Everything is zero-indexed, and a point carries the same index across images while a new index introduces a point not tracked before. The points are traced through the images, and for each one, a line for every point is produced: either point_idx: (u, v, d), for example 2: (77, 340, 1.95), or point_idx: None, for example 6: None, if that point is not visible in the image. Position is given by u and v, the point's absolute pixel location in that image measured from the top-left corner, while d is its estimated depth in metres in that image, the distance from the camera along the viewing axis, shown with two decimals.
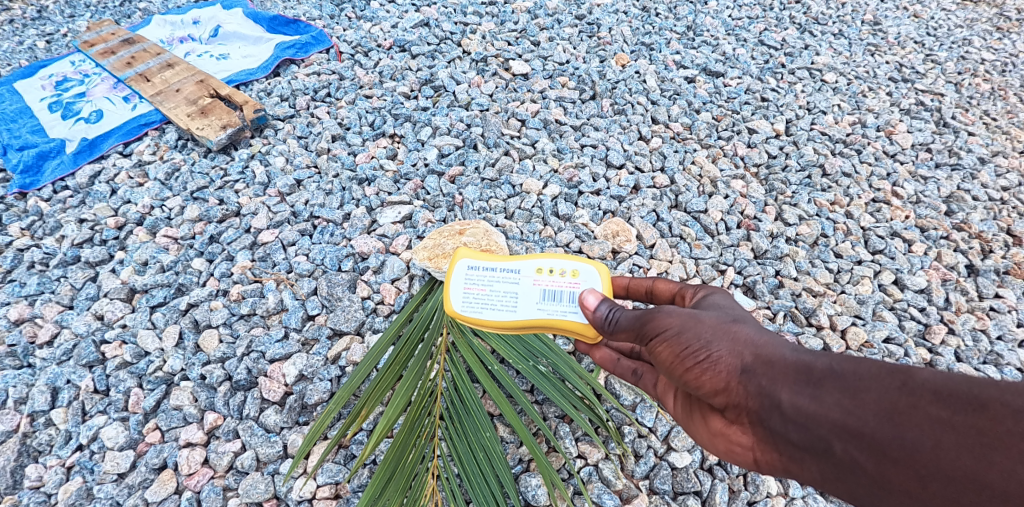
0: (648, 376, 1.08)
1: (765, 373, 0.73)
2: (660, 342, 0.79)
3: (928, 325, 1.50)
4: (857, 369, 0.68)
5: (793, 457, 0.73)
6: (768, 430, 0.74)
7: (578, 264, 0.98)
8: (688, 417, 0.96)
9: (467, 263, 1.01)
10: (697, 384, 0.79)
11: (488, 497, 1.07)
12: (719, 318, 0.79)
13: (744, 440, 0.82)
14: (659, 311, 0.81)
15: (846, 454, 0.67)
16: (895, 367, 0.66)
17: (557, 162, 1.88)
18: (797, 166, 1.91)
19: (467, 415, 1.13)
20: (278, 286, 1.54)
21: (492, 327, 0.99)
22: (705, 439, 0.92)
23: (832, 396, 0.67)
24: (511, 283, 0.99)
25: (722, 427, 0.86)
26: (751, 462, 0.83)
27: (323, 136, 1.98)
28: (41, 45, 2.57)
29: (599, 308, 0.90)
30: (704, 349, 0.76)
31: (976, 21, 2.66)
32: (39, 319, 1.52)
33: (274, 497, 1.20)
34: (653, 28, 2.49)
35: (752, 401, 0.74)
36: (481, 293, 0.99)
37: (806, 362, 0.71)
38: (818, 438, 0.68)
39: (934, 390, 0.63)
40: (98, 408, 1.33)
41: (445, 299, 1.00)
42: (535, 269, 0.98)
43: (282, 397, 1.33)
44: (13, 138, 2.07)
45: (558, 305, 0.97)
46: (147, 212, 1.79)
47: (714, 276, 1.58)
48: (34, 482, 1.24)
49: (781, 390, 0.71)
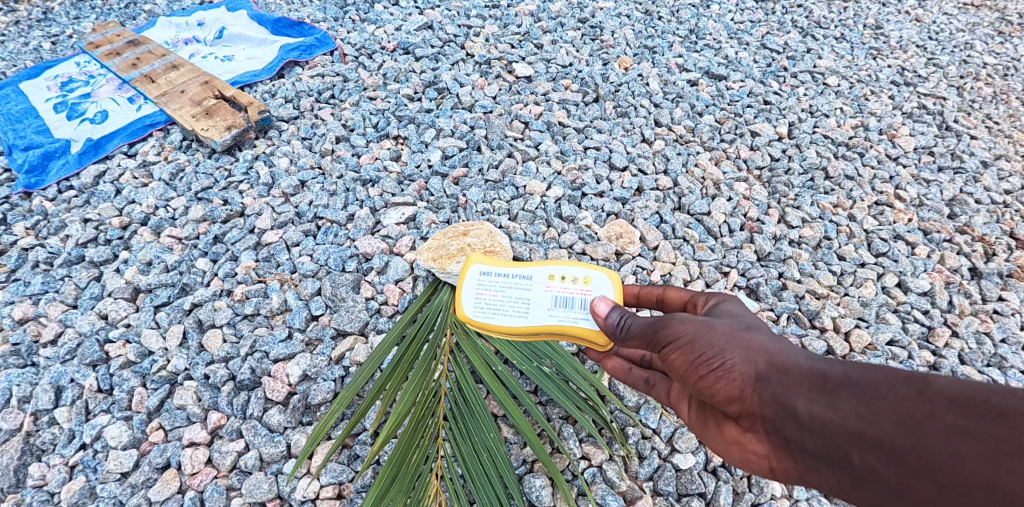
0: (661, 385, 1.07)
1: (779, 381, 0.73)
2: (673, 350, 0.79)
3: (931, 328, 1.50)
4: (873, 377, 0.67)
5: (810, 466, 0.73)
6: (784, 438, 0.74)
7: (590, 271, 0.98)
8: (702, 424, 0.96)
9: (479, 268, 1.02)
10: (711, 392, 0.78)
11: (492, 498, 1.07)
12: (732, 325, 0.79)
13: (759, 448, 0.81)
14: (671, 319, 0.80)
15: (864, 462, 0.66)
16: (912, 375, 0.66)
17: (560, 164, 1.89)
18: (800, 169, 1.91)
19: (471, 415, 1.14)
20: (282, 286, 1.55)
21: (503, 332, 1.00)
22: (720, 447, 0.92)
23: (847, 404, 0.67)
24: (523, 290, 0.99)
25: (736, 434, 0.86)
26: (766, 471, 0.83)
27: (327, 137, 1.99)
28: (47, 47, 2.58)
29: (610, 316, 0.89)
30: (718, 357, 0.76)
31: (978, 25, 2.66)
32: (43, 318, 1.52)
33: (277, 497, 1.20)
34: (656, 32, 2.49)
35: (767, 409, 0.74)
36: (493, 299, 1.00)
37: (820, 369, 0.71)
38: (835, 447, 0.68)
39: (951, 398, 0.63)
40: (102, 408, 1.34)
41: (457, 304, 1.02)
42: (547, 275, 0.99)
43: (285, 397, 1.33)
44: (18, 137, 2.08)
45: (570, 312, 0.97)
46: (151, 212, 1.80)
47: (718, 278, 1.58)
48: (37, 481, 1.24)
49: (795, 398, 0.71)
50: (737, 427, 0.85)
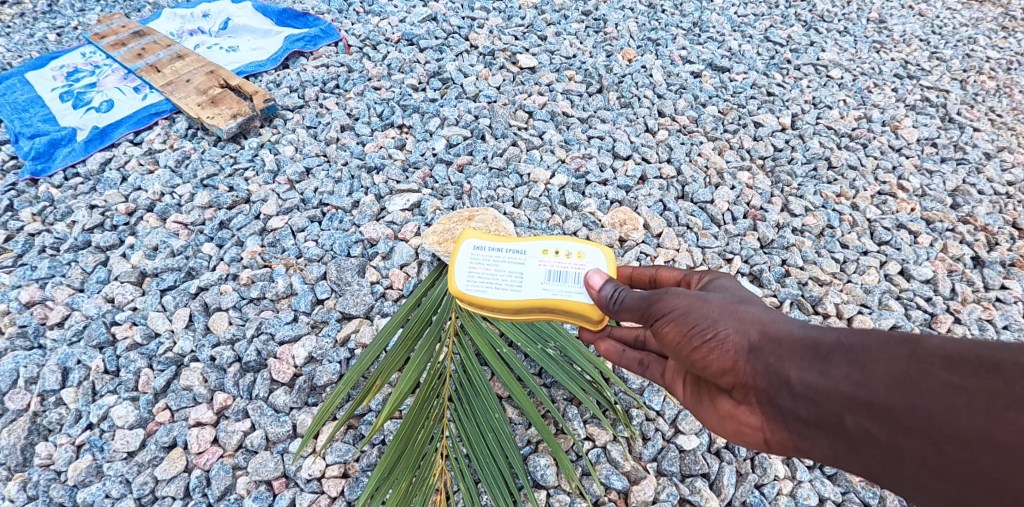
0: (655, 365, 1.06)
1: (773, 351, 0.74)
2: (667, 322, 0.81)
3: (934, 315, 1.51)
4: (866, 342, 0.68)
5: (805, 435, 0.74)
6: (778, 408, 0.75)
7: (584, 246, 0.99)
8: (696, 401, 0.96)
9: (473, 243, 1.02)
10: (705, 364, 0.79)
11: (497, 478, 1.08)
12: (726, 299, 0.81)
13: (753, 420, 0.82)
14: (665, 294, 0.82)
15: (859, 426, 0.67)
16: (904, 337, 0.66)
17: (564, 152, 1.90)
18: (803, 159, 1.92)
19: (476, 397, 1.14)
20: (287, 271, 1.55)
21: (496, 306, 1.00)
22: (715, 423, 0.92)
23: (840, 368, 0.68)
24: (517, 264, 1.00)
25: (729, 408, 0.86)
26: (761, 442, 0.83)
27: (332, 126, 2.00)
28: (52, 38, 2.59)
29: (604, 288, 0.92)
30: (711, 328, 0.77)
31: (981, 20, 2.66)
32: (50, 301, 1.53)
33: (283, 475, 1.21)
34: (659, 24, 2.50)
35: (760, 380, 0.75)
36: (486, 273, 1.00)
37: (812, 337, 0.72)
38: (829, 412, 0.69)
39: (944, 356, 0.62)
40: (108, 388, 1.34)
41: (450, 278, 1.01)
42: (541, 250, 1.00)
43: (291, 379, 1.34)
44: (25, 126, 2.10)
45: (564, 285, 0.98)
46: (157, 199, 1.81)
47: (721, 265, 1.59)
48: (44, 459, 1.25)
49: (789, 367, 0.72)
50: (731, 401, 0.85)
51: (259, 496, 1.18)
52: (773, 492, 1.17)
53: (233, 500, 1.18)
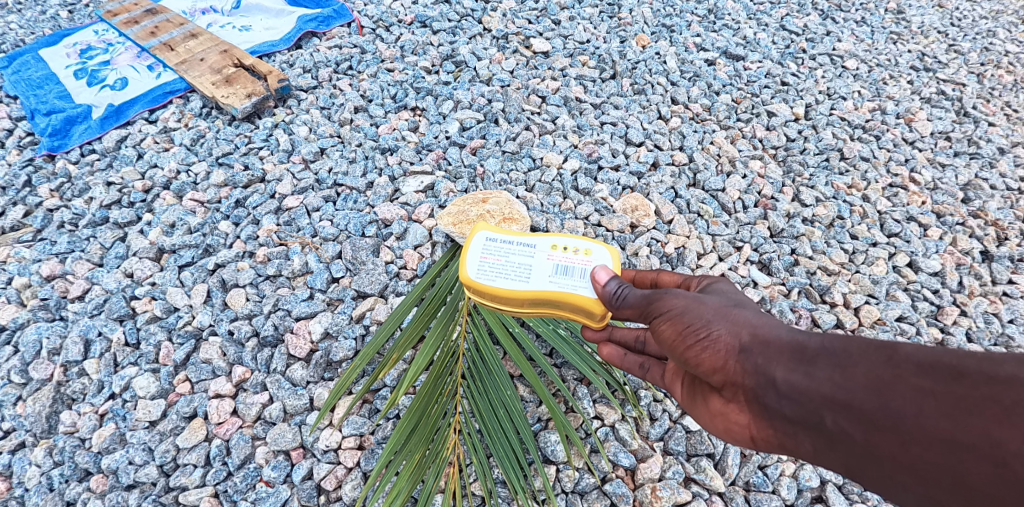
0: (656, 369, 1.04)
1: (761, 352, 0.74)
2: (664, 321, 0.81)
3: (940, 307, 1.53)
4: (847, 347, 0.69)
5: (789, 433, 0.74)
6: (764, 406, 0.75)
7: (591, 244, 1.01)
8: (690, 400, 0.95)
9: (485, 235, 1.04)
10: (696, 362, 0.80)
11: (509, 452, 1.11)
12: (721, 302, 0.81)
13: (741, 419, 0.82)
14: (664, 293, 0.83)
15: (837, 426, 0.67)
16: (883, 344, 0.66)
17: (577, 138, 1.91)
18: (816, 150, 1.93)
19: (488, 374, 1.16)
20: (303, 249, 1.58)
21: (503, 296, 1.01)
22: (706, 421, 0.91)
23: (823, 371, 0.69)
24: (525, 257, 1.02)
25: (720, 406, 0.86)
26: (748, 440, 0.83)
27: (346, 107, 2.02)
28: (64, 15, 2.60)
29: (608, 284, 0.93)
30: (705, 327, 0.78)
31: (1001, 13, 2.63)
32: (71, 275, 1.57)
33: (300, 446, 1.25)
34: (674, 11, 2.48)
35: (748, 379, 0.75)
36: (497, 263, 1.02)
37: (799, 341, 0.72)
38: (810, 412, 0.69)
39: (917, 363, 0.63)
40: (129, 360, 1.38)
41: (461, 266, 1.03)
42: (550, 245, 1.01)
43: (307, 354, 1.37)
44: (41, 102, 2.13)
45: (570, 280, 0.99)
46: (173, 176, 1.83)
47: (730, 253, 1.60)
48: (68, 427, 1.29)
49: (775, 368, 0.73)
50: (721, 399, 0.85)
51: (278, 465, 1.22)
52: (776, 473, 1.21)
53: (253, 469, 1.21)
